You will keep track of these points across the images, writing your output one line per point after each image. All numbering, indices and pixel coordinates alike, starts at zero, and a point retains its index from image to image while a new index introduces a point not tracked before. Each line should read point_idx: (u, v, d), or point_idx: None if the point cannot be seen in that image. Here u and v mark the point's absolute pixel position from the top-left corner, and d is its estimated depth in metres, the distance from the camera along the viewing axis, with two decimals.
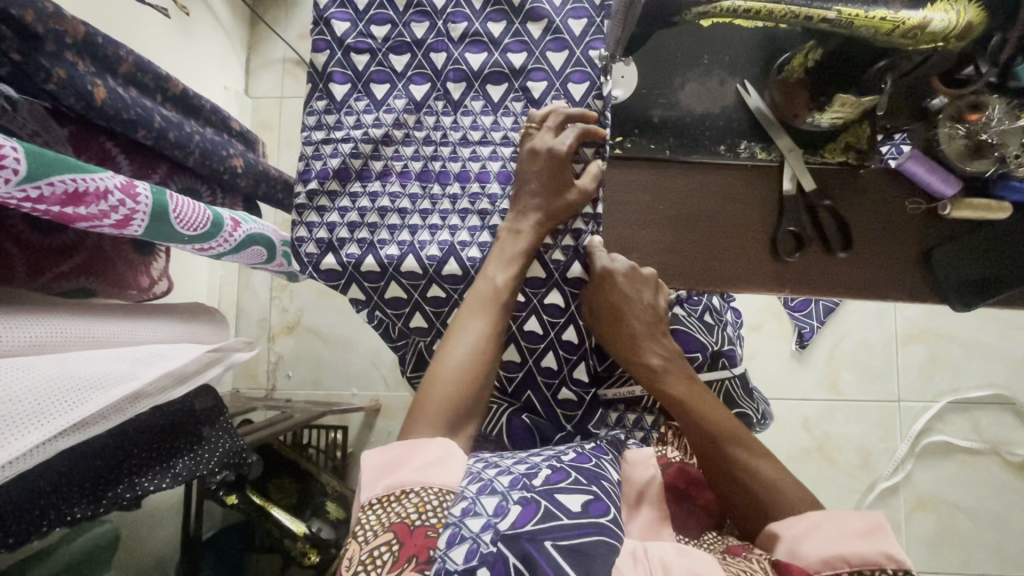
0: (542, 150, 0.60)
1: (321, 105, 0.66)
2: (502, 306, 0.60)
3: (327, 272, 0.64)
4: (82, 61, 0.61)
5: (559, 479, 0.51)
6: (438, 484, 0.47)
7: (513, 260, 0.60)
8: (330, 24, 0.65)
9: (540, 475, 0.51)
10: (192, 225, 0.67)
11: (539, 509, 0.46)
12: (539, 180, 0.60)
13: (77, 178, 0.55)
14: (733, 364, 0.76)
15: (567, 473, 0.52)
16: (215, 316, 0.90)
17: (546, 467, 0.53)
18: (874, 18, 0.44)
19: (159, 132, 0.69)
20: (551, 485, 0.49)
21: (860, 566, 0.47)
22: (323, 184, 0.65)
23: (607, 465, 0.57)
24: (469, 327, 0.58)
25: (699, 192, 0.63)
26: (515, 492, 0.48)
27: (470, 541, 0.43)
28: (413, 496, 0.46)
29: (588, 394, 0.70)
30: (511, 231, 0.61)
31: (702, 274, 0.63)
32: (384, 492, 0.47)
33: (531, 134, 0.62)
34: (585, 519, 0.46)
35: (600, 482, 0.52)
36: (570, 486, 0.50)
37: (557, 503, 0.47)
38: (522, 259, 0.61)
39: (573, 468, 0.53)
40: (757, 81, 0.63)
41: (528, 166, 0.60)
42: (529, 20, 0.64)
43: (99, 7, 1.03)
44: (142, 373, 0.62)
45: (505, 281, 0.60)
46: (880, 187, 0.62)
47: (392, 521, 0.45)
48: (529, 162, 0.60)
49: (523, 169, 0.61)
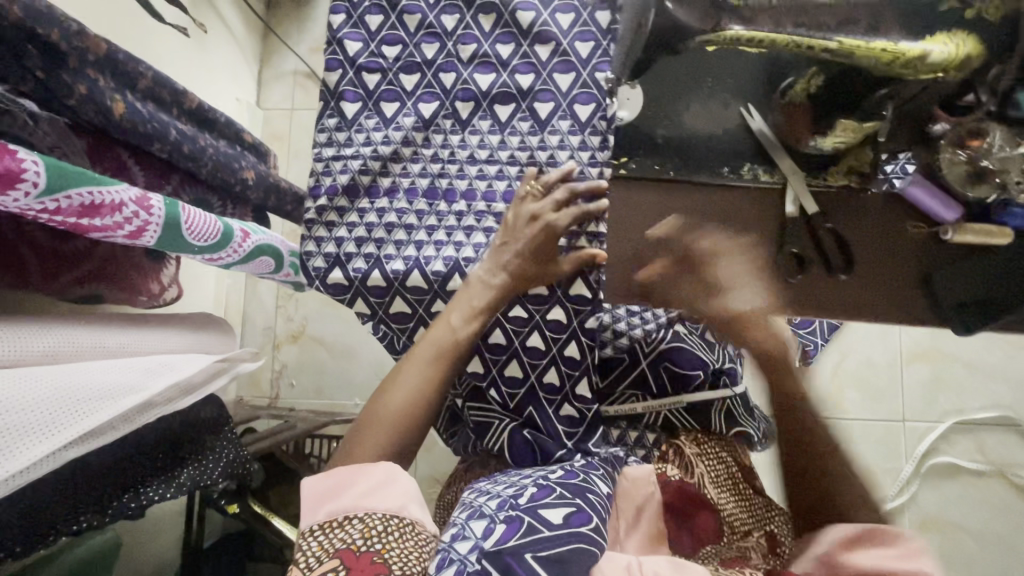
0: (540, 220, 0.62)
1: (331, 122, 0.67)
2: (456, 356, 0.62)
3: (334, 286, 0.65)
4: (103, 77, 0.63)
5: (544, 495, 0.59)
6: (381, 510, 0.54)
7: (478, 312, 0.62)
8: (342, 44, 0.67)
9: (525, 495, 0.59)
10: (202, 236, 0.69)
11: (523, 525, 0.54)
12: (528, 245, 0.61)
13: (93, 191, 0.57)
14: (733, 382, 0.77)
15: (551, 489, 0.60)
16: (224, 325, 0.92)
17: (532, 486, 0.61)
18: (874, 49, 0.45)
19: (175, 145, 0.71)
20: (534, 502, 0.58)
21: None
22: (332, 200, 0.66)
23: (594, 477, 0.64)
24: (419, 369, 0.61)
25: (699, 216, 0.64)
26: (501, 512, 0.57)
27: (457, 562, 0.51)
28: (357, 523, 0.53)
29: (589, 410, 0.69)
30: (481, 282, 0.62)
31: (702, 295, 0.63)
32: (326, 519, 0.54)
33: (531, 199, 0.63)
34: (562, 531, 0.54)
35: (584, 495, 0.60)
36: (552, 501, 0.58)
37: (539, 518, 0.55)
38: (486, 312, 0.62)
39: (558, 484, 0.61)
40: (761, 102, 0.63)
41: (519, 229, 0.62)
42: (537, 42, 0.66)
43: (115, 23, 1.06)
44: (150, 383, 0.63)
45: (465, 332, 0.61)
46: (882, 209, 0.63)
47: (338, 547, 0.51)
48: (522, 226, 0.62)
49: (514, 230, 0.62)
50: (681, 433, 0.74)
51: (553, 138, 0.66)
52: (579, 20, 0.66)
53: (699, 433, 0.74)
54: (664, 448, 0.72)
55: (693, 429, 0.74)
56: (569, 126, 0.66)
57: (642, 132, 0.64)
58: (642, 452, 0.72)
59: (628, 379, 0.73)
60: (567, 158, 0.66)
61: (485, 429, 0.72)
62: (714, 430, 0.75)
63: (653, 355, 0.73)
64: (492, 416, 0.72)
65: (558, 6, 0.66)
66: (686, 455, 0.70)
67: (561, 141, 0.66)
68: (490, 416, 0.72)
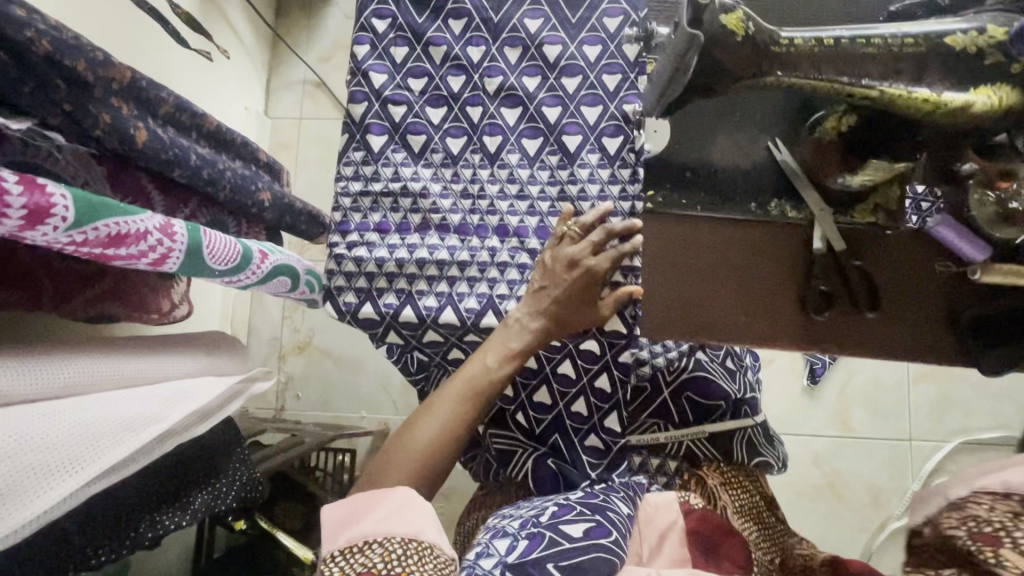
0: (580, 265, 0.64)
1: (358, 155, 0.69)
2: (486, 392, 0.64)
3: (365, 320, 0.68)
4: (127, 105, 0.62)
5: (565, 512, 0.62)
6: (400, 534, 0.53)
7: (512, 354, 0.64)
8: (368, 76, 0.69)
9: (547, 512, 0.62)
10: (223, 258, 0.69)
11: (545, 539, 0.58)
12: (569, 291, 0.63)
13: (120, 222, 0.56)
14: (755, 412, 0.78)
15: (572, 507, 0.63)
16: (236, 346, 0.91)
17: (553, 505, 0.64)
18: (917, 99, 0.44)
19: (194, 170, 0.70)
20: (555, 519, 0.61)
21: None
22: (362, 236, 0.68)
23: (614, 499, 0.66)
24: (447, 403, 0.63)
25: (728, 254, 0.64)
26: (523, 531, 0.59)
27: None
28: (376, 547, 0.52)
29: (615, 442, 0.71)
30: (519, 326, 0.65)
31: (732, 332, 0.63)
32: (346, 544, 0.53)
33: (569, 242, 0.65)
34: (584, 542, 0.58)
35: (605, 512, 0.63)
36: (574, 517, 0.61)
37: (560, 533, 0.59)
38: (521, 355, 0.64)
39: (579, 502, 0.64)
40: (789, 136, 0.63)
41: (558, 274, 0.64)
42: (564, 75, 0.69)
43: (126, 43, 1.06)
44: (170, 415, 0.63)
45: (499, 373, 0.64)
46: (909, 245, 0.62)
47: (358, 570, 0.51)
48: (562, 270, 0.64)
49: (553, 274, 0.64)
50: (704, 462, 0.75)
51: (583, 172, 0.68)
52: (606, 52, 0.68)
53: (720, 462, 0.76)
54: (686, 478, 0.74)
55: (717, 459, 0.76)
56: (598, 159, 0.68)
57: (669, 170, 0.65)
58: (664, 480, 0.73)
59: (650, 409, 0.75)
60: (598, 192, 0.68)
61: (510, 456, 0.76)
62: (735, 459, 0.76)
63: (675, 385, 0.75)
64: (516, 444, 0.75)
65: (586, 38, 0.68)
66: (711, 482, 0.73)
67: (590, 174, 0.68)
68: (514, 444, 0.75)
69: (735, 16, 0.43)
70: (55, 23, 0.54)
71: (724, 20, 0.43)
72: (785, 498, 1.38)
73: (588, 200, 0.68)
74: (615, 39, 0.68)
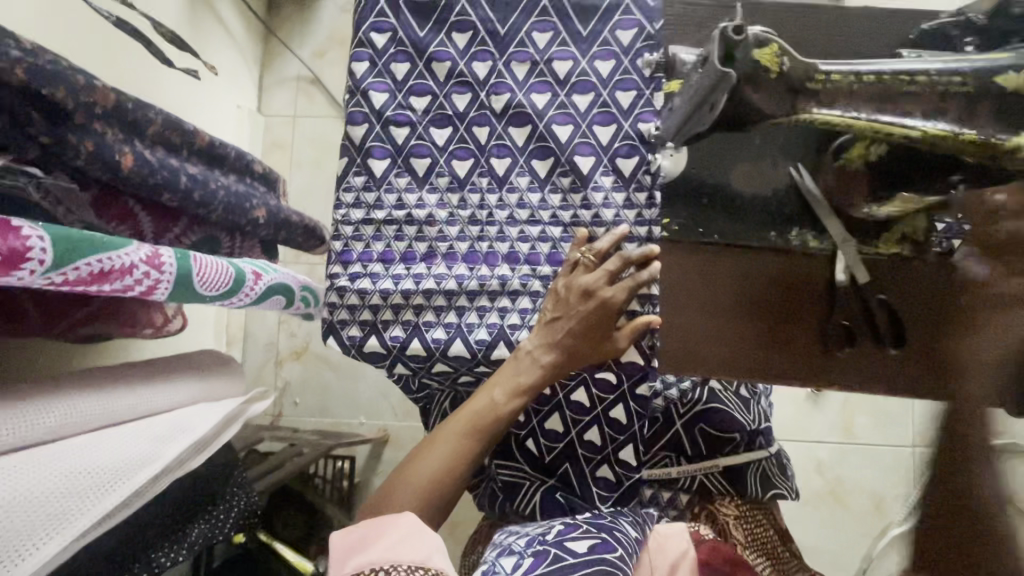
0: (595, 295, 0.61)
1: (359, 181, 0.66)
2: (494, 427, 0.61)
3: (372, 354, 0.65)
4: (111, 129, 0.58)
5: (571, 530, 0.60)
6: (408, 561, 0.50)
7: (522, 390, 0.61)
8: (368, 95, 0.66)
9: (553, 531, 0.60)
10: (214, 286, 0.67)
11: (549, 557, 0.56)
12: (582, 322, 0.60)
13: (101, 259, 0.54)
14: (768, 443, 0.78)
15: (578, 525, 0.61)
16: (230, 366, 0.87)
17: (560, 523, 0.62)
18: (959, 139, 0.41)
19: (186, 193, 0.66)
20: (561, 536, 0.59)
21: None
22: (366, 266, 0.65)
23: (623, 521, 0.64)
24: (454, 435, 0.60)
25: (746, 285, 0.61)
26: (530, 548, 0.57)
27: None
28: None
29: (628, 477, 0.71)
30: (530, 360, 0.62)
31: (749, 366, 0.61)
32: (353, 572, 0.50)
33: (583, 270, 0.62)
34: (589, 558, 0.56)
35: (612, 531, 0.60)
36: (579, 534, 0.59)
37: (564, 549, 0.57)
38: (530, 392, 0.61)
39: (585, 520, 0.62)
40: (811, 162, 0.60)
41: (572, 305, 0.61)
42: (575, 91, 0.65)
43: (112, 51, 0.99)
44: (164, 453, 0.61)
45: (505, 409, 0.61)
46: (937, 279, 0.60)
47: None
48: (575, 300, 0.61)
49: (566, 304, 0.61)
50: (718, 498, 0.75)
51: (597, 196, 0.65)
52: (620, 67, 0.64)
53: (734, 497, 0.76)
54: (697, 511, 0.75)
55: (732, 493, 0.76)
56: (613, 181, 0.65)
57: (686, 198, 0.62)
58: (675, 512, 0.75)
59: (664, 440, 0.74)
60: (613, 217, 0.65)
61: (516, 489, 0.74)
62: (750, 494, 0.76)
63: (688, 416, 0.74)
64: (523, 476, 0.74)
65: (597, 53, 0.65)
66: (724, 517, 0.74)
67: (605, 198, 0.65)
68: (520, 477, 0.74)
69: (768, 52, 0.40)
70: (30, 47, 0.50)
71: (757, 55, 0.40)
72: (786, 505, 1.38)
73: (603, 224, 0.65)
74: (630, 54, 0.64)
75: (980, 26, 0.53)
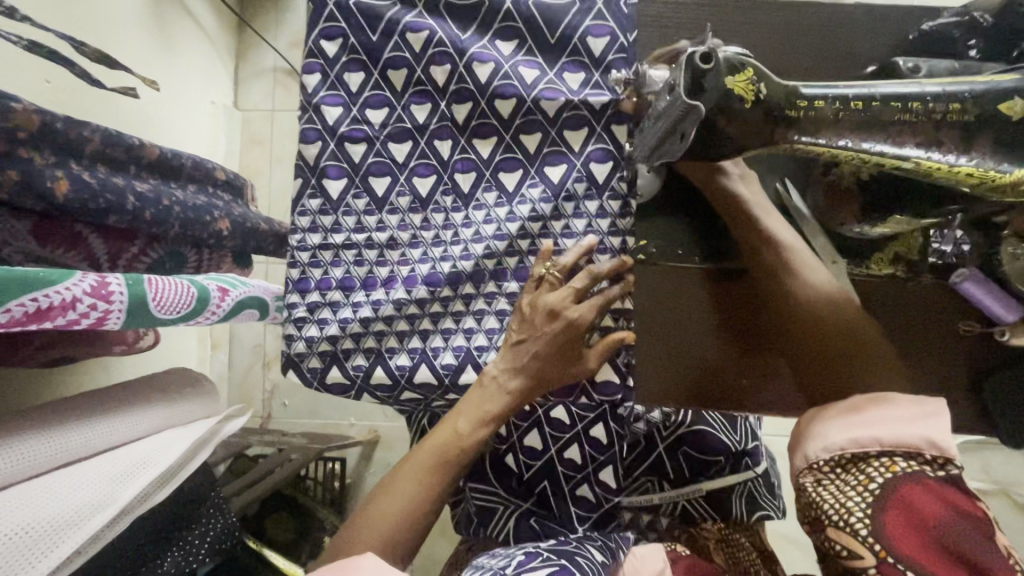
0: (560, 316, 0.56)
1: (315, 204, 0.64)
2: (454, 461, 0.57)
3: (334, 385, 0.64)
4: (40, 154, 0.55)
5: (531, 560, 0.55)
6: None
7: (487, 419, 0.58)
8: (321, 110, 0.63)
9: (513, 563, 0.54)
10: (174, 308, 0.61)
11: None
12: (548, 344, 0.56)
13: (41, 295, 0.49)
14: (756, 463, 0.76)
15: (539, 554, 0.56)
16: (202, 384, 0.83)
17: (520, 554, 0.56)
18: (958, 172, 0.37)
19: (134, 215, 0.62)
20: (521, 567, 0.53)
21: (892, 446, 0.46)
22: (325, 295, 0.64)
23: (588, 547, 0.60)
24: (414, 473, 0.56)
25: (723, 307, 0.59)
26: None
27: None
28: None
29: (609, 500, 0.68)
30: (495, 385, 0.58)
31: (723, 393, 0.59)
32: None
33: (548, 287, 0.58)
34: None
35: (573, 558, 0.56)
36: (540, 564, 0.54)
37: None
38: (497, 420, 0.58)
39: (547, 550, 0.57)
40: (800, 178, 0.57)
41: (537, 326, 0.57)
42: (543, 97, 0.60)
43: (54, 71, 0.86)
44: (120, 495, 0.60)
45: (471, 439, 0.57)
46: (931, 300, 0.56)
47: None
48: (540, 321, 0.57)
49: (531, 325, 0.57)
50: (699, 522, 0.73)
51: (568, 206, 0.61)
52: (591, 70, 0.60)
53: (717, 521, 0.73)
54: (678, 535, 0.72)
55: (713, 516, 0.73)
56: (586, 189, 0.60)
57: (657, 214, 0.59)
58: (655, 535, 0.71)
59: (645, 465, 0.73)
60: (584, 227, 0.61)
61: (489, 514, 0.72)
62: (734, 517, 0.74)
63: (672, 440, 0.73)
64: (497, 500, 0.72)
65: (566, 64, 0.61)
66: (703, 540, 0.70)
67: (575, 209, 0.61)
68: (493, 502, 0.72)
69: (744, 78, 0.36)
70: None
71: (730, 82, 0.36)
72: None
73: (573, 235, 0.61)
74: (601, 65, 0.60)
75: (983, 26, 0.48)
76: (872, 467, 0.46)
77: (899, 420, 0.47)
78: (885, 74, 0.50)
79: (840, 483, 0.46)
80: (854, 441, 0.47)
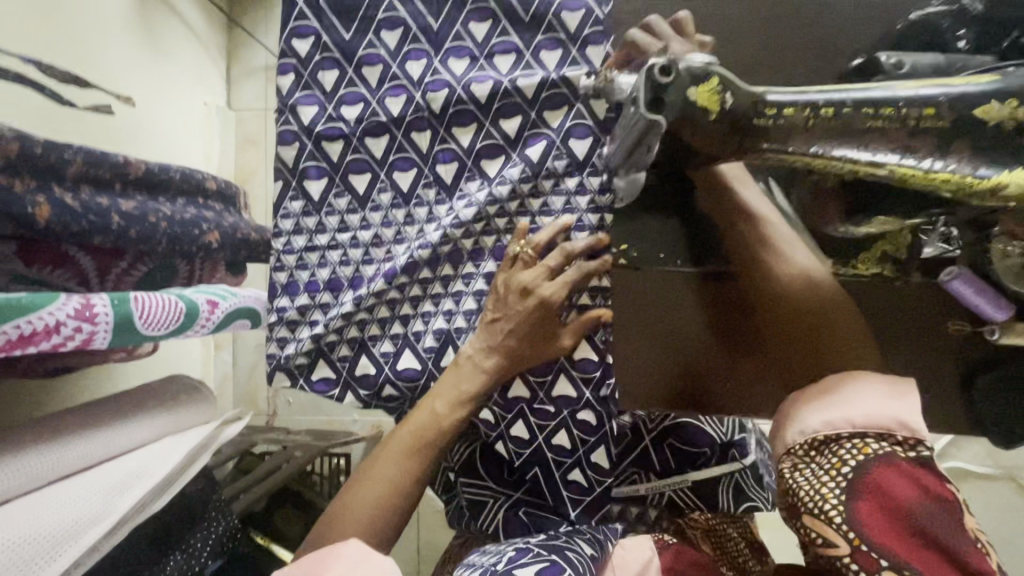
0: (534, 293, 0.56)
1: (297, 206, 0.64)
2: (428, 444, 0.57)
3: (321, 381, 0.64)
4: (21, 180, 0.55)
5: (522, 556, 0.55)
6: None
7: (466, 400, 0.58)
8: (296, 111, 0.63)
9: (504, 560, 0.55)
10: (161, 324, 0.62)
11: None
12: (523, 323, 0.56)
13: (24, 322, 0.50)
14: (745, 454, 0.75)
15: (530, 550, 0.56)
16: (200, 391, 0.85)
17: (512, 550, 0.57)
18: (935, 177, 0.36)
19: (120, 233, 0.63)
20: (511, 564, 0.54)
21: (865, 428, 0.44)
22: (313, 296, 0.64)
23: (578, 539, 0.60)
24: (392, 464, 0.56)
25: (709, 303, 0.59)
26: None
27: None
28: None
29: (599, 480, 0.65)
30: (471, 365, 0.58)
31: (709, 382, 0.59)
32: None
33: (523, 266, 0.57)
34: None
35: (563, 552, 0.56)
36: (530, 559, 0.54)
37: None
38: (474, 400, 0.58)
39: (540, 545, 0.58)
40: (784, 178, 0.56)
41: (510, 304, 0.57)
42: (520, 79, 0.60)
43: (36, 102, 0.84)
44: (118, 505, 0.62)
45: (449, 420, 0.58)
46: (919, 297, 0.55)
47: None
48: (514, 300, 0.57)
49: (504, 303, 0.57)
50: (688, 513, 0.73)
51: (546, 183, 0.60)
52: (568, 56, 0.59)
53: (705, 511, 0.74)
54: (666, 525, 0.72)
55: (703, 508, 0.73)
56: (565, 166, 0.59)
57: (639, 214, 0.58)
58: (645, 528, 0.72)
59: (634, 456, 0.71)
60: (562, 205, 0.60)
61: (480, 508, 0.72)
62: (721, 508, 0.73)
63: (658, 431, 0.72)
64: (487, 494, 0.72)
65: (542, 42, 0.59)
66: (692, 531, 0.71)
67: (556, 185, 0.60)
68: (483, 495, 0.72)
69: (706, 88, 0.37)
70: None
71: (693, 93, 0.37)
72: None
73: (551, 213, 0.60)
74: (577, 40, 0.59)
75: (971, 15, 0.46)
76: (844, 449, 0.44)
77: (875, 398, 0.45)
78: (866, 68, 0.48)
79: (814, 468, 0.45)
80: (827, 424, 0.46)
